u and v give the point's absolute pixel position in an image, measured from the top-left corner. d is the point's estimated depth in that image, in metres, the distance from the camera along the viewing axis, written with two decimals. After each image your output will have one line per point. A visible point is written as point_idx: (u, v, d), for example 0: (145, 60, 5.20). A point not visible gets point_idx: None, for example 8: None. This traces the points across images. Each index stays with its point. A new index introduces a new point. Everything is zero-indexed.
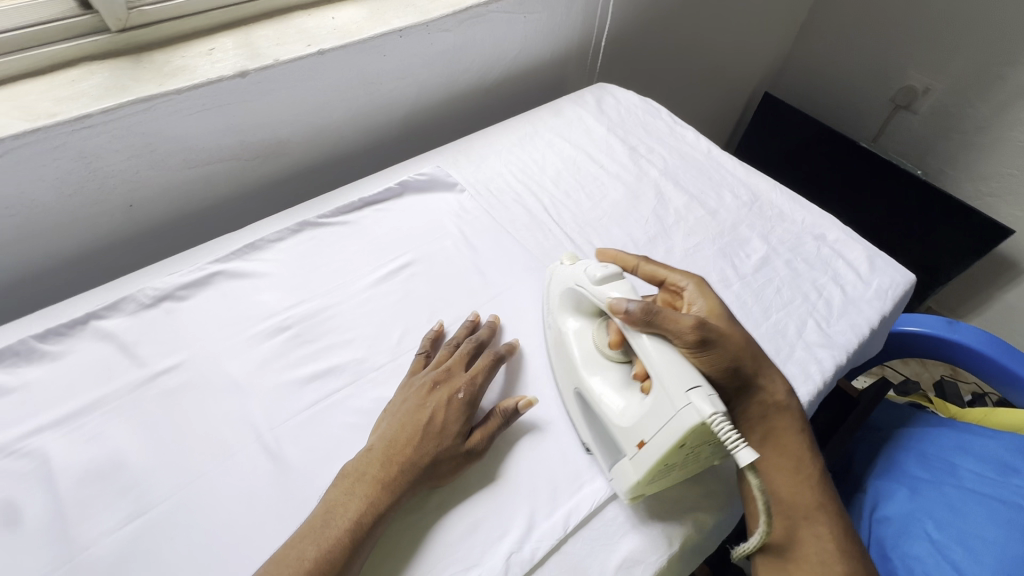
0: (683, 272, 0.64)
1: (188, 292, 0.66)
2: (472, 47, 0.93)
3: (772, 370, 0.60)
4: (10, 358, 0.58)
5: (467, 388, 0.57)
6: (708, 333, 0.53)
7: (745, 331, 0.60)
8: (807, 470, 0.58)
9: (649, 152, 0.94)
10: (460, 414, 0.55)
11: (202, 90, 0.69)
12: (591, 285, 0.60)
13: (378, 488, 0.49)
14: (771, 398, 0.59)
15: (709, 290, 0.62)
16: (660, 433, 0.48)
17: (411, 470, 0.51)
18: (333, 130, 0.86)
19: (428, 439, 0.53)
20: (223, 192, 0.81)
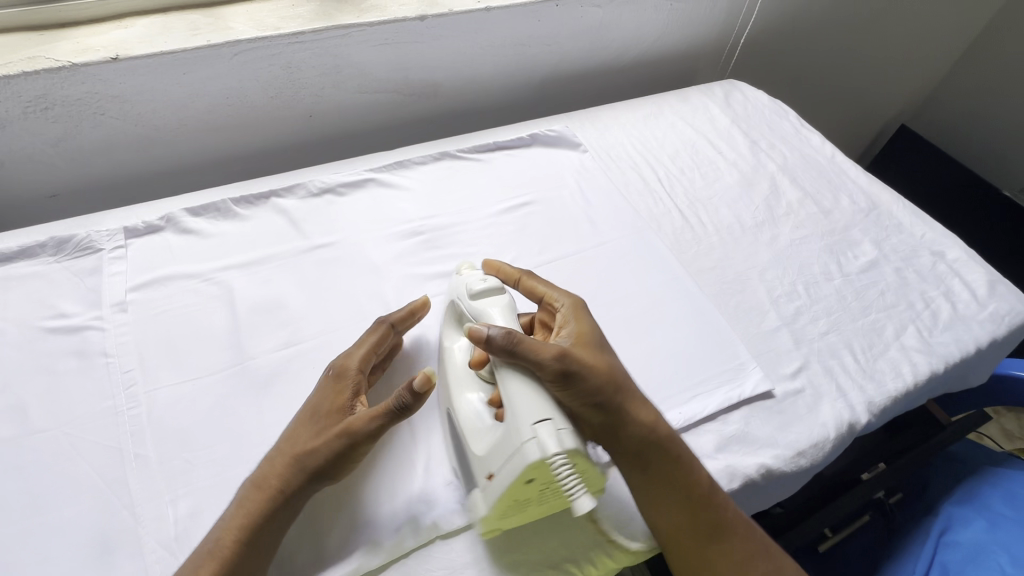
0: (564, 292, 0.59)
1: (346, 191, 0.79)
2: (617, 26, 1.00)
3: (641, 395, 0.53)
4: (213, 212, 0.73)
5: (351, 369, 0.54)
6: (573, 365, 0.49)
7: (614, 358, 0.54)
8: (695, 498, 0.52)
9: (770, 148, 0.96)
10: (338, 397, 0.52)
11: (389, 26, 0.81)
12: (471, 298, 0.57)
13: (253, 501, 0.47)
14: (639, 426, 0.52)
15: (585, 312, 0.57)
16: (504, 465, 0.46)
17: (286, 482, 0.48)
18: (479, 82, 0.96)
19: (311, 436, 0.50)
20: (380, 120, 0.93)
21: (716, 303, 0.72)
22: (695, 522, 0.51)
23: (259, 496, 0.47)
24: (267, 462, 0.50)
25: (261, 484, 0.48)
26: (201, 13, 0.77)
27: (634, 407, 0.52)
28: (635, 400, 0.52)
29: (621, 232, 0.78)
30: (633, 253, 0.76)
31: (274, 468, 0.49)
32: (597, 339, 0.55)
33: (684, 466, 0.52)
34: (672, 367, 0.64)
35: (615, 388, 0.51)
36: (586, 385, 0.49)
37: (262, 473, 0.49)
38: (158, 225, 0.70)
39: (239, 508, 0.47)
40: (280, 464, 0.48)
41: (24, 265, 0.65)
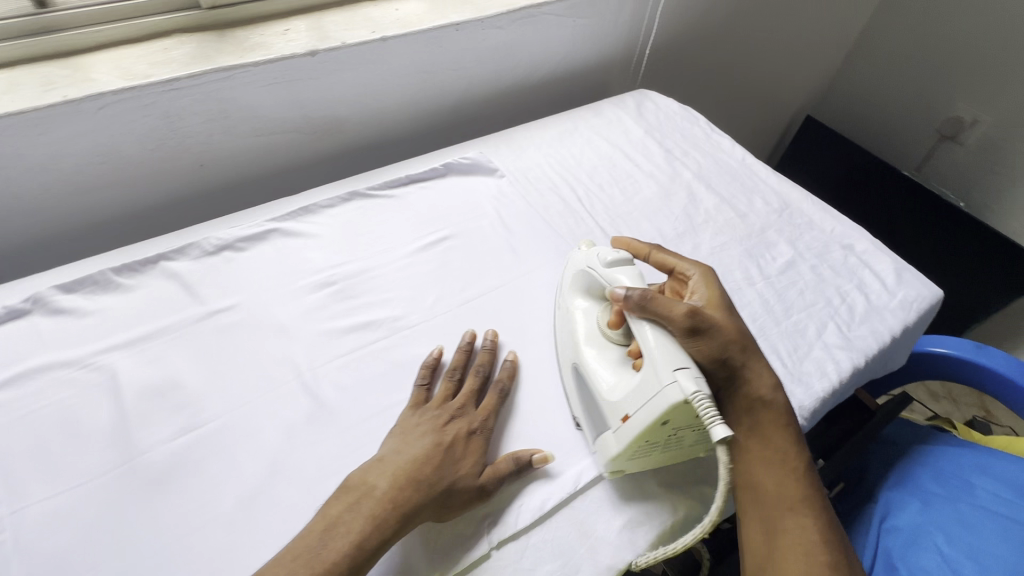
0: (693, 261, 0.66)
1: (246, 245, 0.73)
2: (522, 45, 0.99)
3: (762, 364, 0.59)
4: (90, 286, 0.65)
5: (480, 422, 0.56)
6: (700, 322, 0.56)
7: (741, 322, 0.61)
8: (793, 464, 0.56)
9: (684, 155, 0.97)
10: (471, 448, 0.54)
11: (276, 64, 0.76)
12: (604, 270, 0.64)
13: (385, 515, 0.47)
14: (749, 386, 0.58)
15: (714, 279, 0.64)
16: (643, 406, 0.52)
17: (420, 504, 0.49)
18: (386, 113, 0.92)
19: (442, 478, 0.51)
20: (282, 161, 0.88)
21: None
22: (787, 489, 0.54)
23: (393, 512, 0.48)
24: (406, 469, 0.50)
25: (402, 495, 0.49)
26: (57, 63, 0.70)
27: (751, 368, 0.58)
28: (754, 362, 0.58)
29: (545, 259, 0.76)
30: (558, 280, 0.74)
31: (417, 485, 0.49)
32: (724, 305, 0.61)
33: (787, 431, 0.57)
34: None
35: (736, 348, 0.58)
36: (708, 340, 0.56)
37: (388, 489, 0.49)
38: (23, 308, 0.62)
39: (375, 508, 0.48)
40: (423, 484, 0.50)
41: None
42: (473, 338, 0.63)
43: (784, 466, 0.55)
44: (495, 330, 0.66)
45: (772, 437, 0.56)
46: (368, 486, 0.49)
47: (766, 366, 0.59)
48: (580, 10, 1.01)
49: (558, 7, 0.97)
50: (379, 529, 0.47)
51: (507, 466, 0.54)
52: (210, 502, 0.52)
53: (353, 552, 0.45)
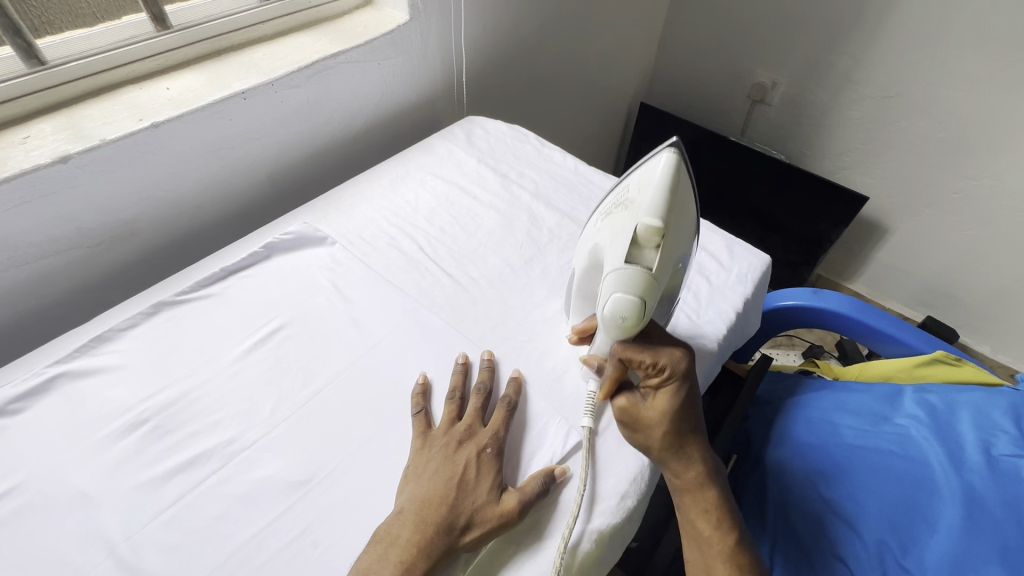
0: (670, 357, 0.57)
1: (23, 404, 0.60)
2: (329, 99, 0.93)
3: (693, 459, 0.59)
4: None
5: (493, 441, 0.58)
6: (631, 424, 0.58)
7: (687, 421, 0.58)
8: (719, 547, 0.57)
9: (520, 177, 0.97)
10: (488, 470, 0.55)
11: (18, 182, 0.64)
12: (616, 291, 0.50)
13: (412, 559, 0.49)
14: (677, 479, 0.59)
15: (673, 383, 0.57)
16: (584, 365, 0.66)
17: (445, 541, 0.50)
18: (188, 201, 0.83)
19: (468, 509, 0.52)
20: (66, 284, 0.75)
21: (507, 363, 0.68)
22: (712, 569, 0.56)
23: (426, 552, 0.49)
24: (431, 505, 0.52)
25: (427, 535, 0.50)
26: None
27: (674, 465, 0.58)
28: (682, 458, 0.58)
29: (392, 323, 0.71)
30: (410, 344, 0.69)
31: (439, 522, 0.51)
32: (679, 398, 0.57)
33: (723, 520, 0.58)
34: None
35: (659, 452, 0.58)
36: (636, 437, 0.58)
37: (418, 523, 0.51)
38: None
39: (407, 553, 0.49)
40: (445, 522, 0.51)
41: None
42: (466, 360, 0.65)
43: (715, 550, 0.57)
44: (491, 350, 0.68)
45: (706, 531, 0.58)
46: (397, 536, 0.50)
47: (700, 457, 0.59)
48: (382, 52, 0.98)
49: (356, 54, 0.93)
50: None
51: (533, 485, 0.55)
52: None
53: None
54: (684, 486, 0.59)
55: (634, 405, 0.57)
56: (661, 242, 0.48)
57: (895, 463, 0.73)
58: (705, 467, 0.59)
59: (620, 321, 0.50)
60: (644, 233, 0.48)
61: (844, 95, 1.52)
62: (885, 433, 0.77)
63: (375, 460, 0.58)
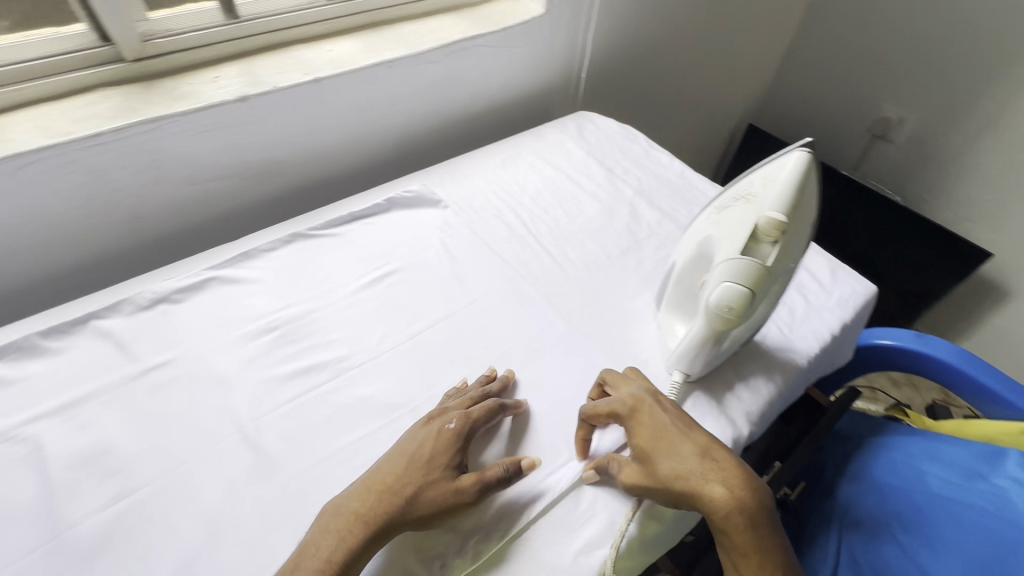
0: (621, 399, 0.58)
1: (183, 296, 0.71)
2: (460, 78, 1.01)
3: (708, 477, 0.51)
4: (15, 353, 0.62)
5: (459, 418, 0.56)
6: (635, 485, 0.54)
7: (676, 446, 0.54)
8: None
9: (625, 173, 0.99)
10: (450, 447, 0.54)
11: (206, 112, 0.76)
12: (722, 284, 0.52)
13: (352, 531, 0.49)
14: (710, 509, 0.50)
15: (637, 420, 0.56)
16: (664, 349, 0.68)
17: (389, 512, 0.50)
18: (327, 151, 0.93)
19: (409, 482, 0.52)
20: (222, 206, 0.86)
21: (594, 340, 0.71)
22: None
23: (366, 525, 0.49)
24: (382, 482, 0.52)
25: (367, 506, 0.50)
26: None
27: (714, 494, 0.50)
28: (698, 478, 0.51)
29: (492, 286, 0.76)
30: (504, 307, 0.74)
31: (383, 493, 0.51)
32: (651, 429, 0.55)
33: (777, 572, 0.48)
34: (558, 423, 0.62)
35: (687, 476, 0.51)
36: (654, 467, 0.53)
37: (360, 494, 0.51)
38: None
39: (347, 531, 0.49)
40: (389, 492, 0.51)
41: None
42: (491, 370, 0.64)
43: None
44: (511, 369, 0.66)
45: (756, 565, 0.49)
46: (342, 512, 0.50)
47: (718, 476, 0.51)
48: (514, 41, 1.04)
49: (491, 39, 1.00)
50: (347, 552, 0.48)
51: (492, 472, 0.54)
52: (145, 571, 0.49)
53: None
54: (715, 513, 0.50)
55: (642, 432, 0.56)
56: (780, 238, 0.49)
57: (985, 521, 0.68)
58: (756, 501, 0.50)
59: (727, 309, 0.52)
60: (765, 227, 0.49)
61: (982, 141, 1.41)
62: (980, 490, 0.71)
63: None
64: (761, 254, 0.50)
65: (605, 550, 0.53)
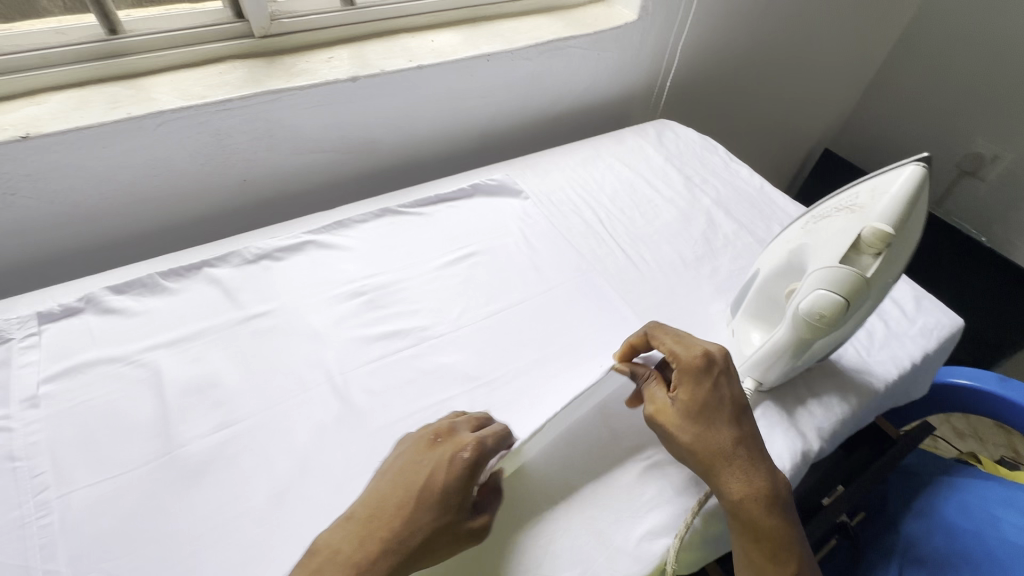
0: (687, 353, 0.58)
1: (284, 255, 0.77)
2: (549, 77, 1.04)
3: (735, 461, 0.53)
4: (139, 288, 0.69)
5: (474, 446, 0.49)
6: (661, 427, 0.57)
7: (715, 420, 0.55)
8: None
9: (704, 183, 0.99)
10: (461, 483, 0.48)
11: (321, 88, 0.82)
12: (817, 291, 0.52)
13: None
14: (725, 488, 0.53)
15: (688, 377, 0.57)
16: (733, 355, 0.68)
17: (392, 562, 0.44)
18: (418, 136, 0.98)
19: (413, 526, 0.46)
20: (320, 178, 0.93)
21: None
22: None
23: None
24: (388, 526, 0.46)
25: (366, 552, 0.44)
26: (122, 84, 0.77)
27: (734, 477, 0.52)
28: (725, 458, 0.53)
29: (569, 278, 0.78)
30: (578, 298, 0.76)
31: (386, 537, 0.45)
32: (699, 392, 0.56)
33: (771, 558, 0.51)
34: (626, 414, 0.63)
35: (715, 453, 0.53)
36: (689, 428, 0.55)
37: (357, 535, 0.46)
38: (77, 307, 0.66)
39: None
40: (393, 538, 0.45)
41: None
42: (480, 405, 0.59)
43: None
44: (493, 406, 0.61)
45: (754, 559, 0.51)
46: (334, 566, 0.44)
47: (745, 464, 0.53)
48: (605, 45, 1.06)
49: (583, 41, 1.03)
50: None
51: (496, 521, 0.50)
52: (241, 496, 0.54)
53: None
54: (728, 497, 0.53)
55: (690, 390, 0.56)
56: (883, 251, 0.50)
57: None
58: (773, 494, 0.53)
59: (818, 316, 0.52)
60: (868, 238, 0.50)
61: None
62: None
63: (537, 382, 0.65)
64: (861, 265, 0.51)
65: (667, 539, 0.54)
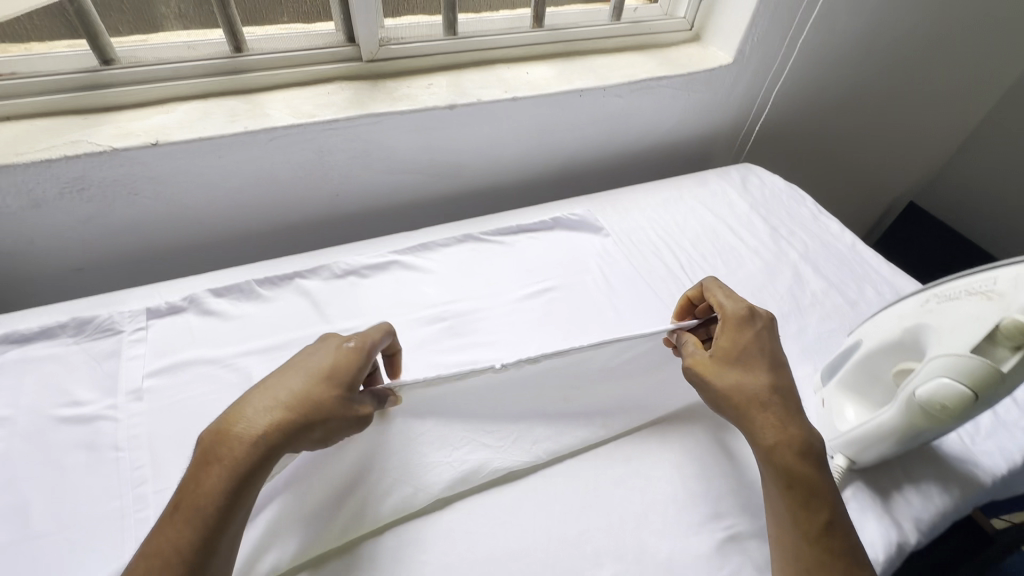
0: (733, 305, 0.60)
1: (370, 272, 0.79)
2: (637, 114, 1.04)
3: (776, 407, 0.53)
4: (236, 293, 0.73)
5: (359, 337, 0.53)
6: (697, 377, 0.57)
7: (753, 369, 0.56)
8: (806, 527, 0.50)
9: (791, 234, 0.96)
10: (350, 364, 0.51)
11: (419, 114, 0.84)
12: (941, 378, 0.49)
13: (235, 458, 0.44)
14: (762, 433, 0.53)
15: (731, 327, 0.59)
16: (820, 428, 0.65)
17: (279, 433, 0.46)
18: (503, 164, 0.99)
19: (296, 396, 0.48)
20: (406, 198, 0.95)
21: None
22: (806, 557, 0.49)
23: (255, 450, 0.45)
24: (278, 399, 0.47)
25: (256, 428, 0.46)
26: (240, 98, 0.82)
27: (773, 421, 0.53)
28: (766, 404, 0.54)
29: (648, 322, 0.77)
30: None
31: (280, 409, 0.47)
32: (743, 340, 0.58)
33: (805, 507, 0.50)
34: (706, 478, 0.61)
35: (752, 398, 0.54)
36: (728, 375, 0.56)
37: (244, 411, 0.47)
38: (181, 306, 0.70)
39: (231, 455, 0.44)
40: (284, 410, 0.47)
41: (41, 346, 0.64)
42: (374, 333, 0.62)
43: (801, 531, 0.50)
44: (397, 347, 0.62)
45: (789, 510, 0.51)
46: (224, 436, 0.45)
47: (784, 412, 0.54)
48: (696, 86, 1.05)
49: (676, 82, 1.02)
50: (232, 477, 0.44)
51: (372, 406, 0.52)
52: None
53: (200, 521, 0.42)
54: (763, 440, 0.53)
55: (732, 338, 0.58)
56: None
57: None
58: (810, 445, 0.52)
59: (939, 407, 0.50)
60: (1008, 330, 0.47)
61: None
62: None
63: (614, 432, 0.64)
64: (996, 356, 0.48)
65: None
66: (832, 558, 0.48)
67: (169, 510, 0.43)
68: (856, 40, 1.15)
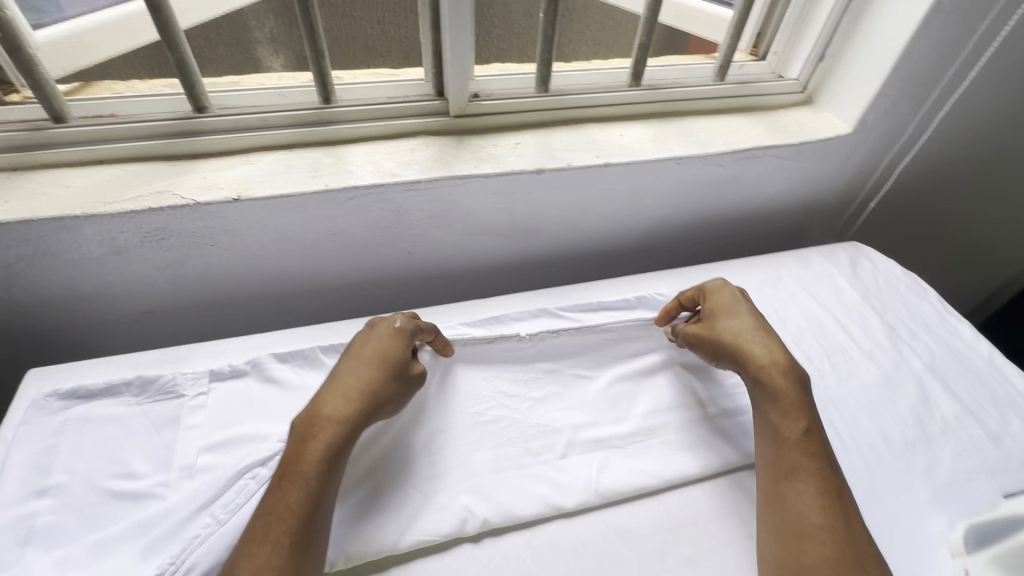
0: (714, 284, 0.76)
1: None
2: (736, 183, 0.95)
3: (757, 340, 0.67)
4: (299, 360, 0.69)
5: (403, 319, 0.66)
6: (693, 342, 0.72)
7: (732, 318, 0.70)
8: (790, 427, 0.61)
9: (912, 337, 0.83)
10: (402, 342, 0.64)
11: (504, 178, 0.79)
12: None
13: (333, 430, 0.55)
14: (750, 363, 0.66)
15: (717, 298, 0.74)
16: None
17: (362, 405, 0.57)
18: (584, 227, 0.92)
19: (367, 372, 0.60)
20: (479, 257, 0.91)
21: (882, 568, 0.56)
22: (782, 458, 0.60)
23: (343, 424, 0.56)
24: (352, 387, 0.58)
25: (344, 409, 0.56)
26: (323, 150, 0.79)
27: (756, 352, 0.66)
28: (748, 341, 0.67)
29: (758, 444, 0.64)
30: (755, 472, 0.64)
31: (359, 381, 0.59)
32: (726, 302, 0.73)
33: (784, 414, 0.62)
34: None
35: (734, 341, 0.67)
36: (714, 326, 0.70)
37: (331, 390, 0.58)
38: (243, 370, 0.67)
39: (327, 431, 0.55)
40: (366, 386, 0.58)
41: (104, 404, 0.62)
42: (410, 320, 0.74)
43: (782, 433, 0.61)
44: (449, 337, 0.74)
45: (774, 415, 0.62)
46: (317, 417, 0.55)
47: (765, 341, 0.67)
48: (805, 156, 0.95)
49: (785, 151, 0.92)
50: (335, 446, 0.54)
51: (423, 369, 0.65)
52: None
53: (309, 486, 0.52)
54: (751, 364, 0.65)
55: (716, 303, 0.73)
56: None
57: None
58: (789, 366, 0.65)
59: None
60: None
61: None
62: None
63: None
64: None
65: None
66: (811, 450, 0.59)
67: (279, 480, 0.52)
68: (998, 113, 1.00)
